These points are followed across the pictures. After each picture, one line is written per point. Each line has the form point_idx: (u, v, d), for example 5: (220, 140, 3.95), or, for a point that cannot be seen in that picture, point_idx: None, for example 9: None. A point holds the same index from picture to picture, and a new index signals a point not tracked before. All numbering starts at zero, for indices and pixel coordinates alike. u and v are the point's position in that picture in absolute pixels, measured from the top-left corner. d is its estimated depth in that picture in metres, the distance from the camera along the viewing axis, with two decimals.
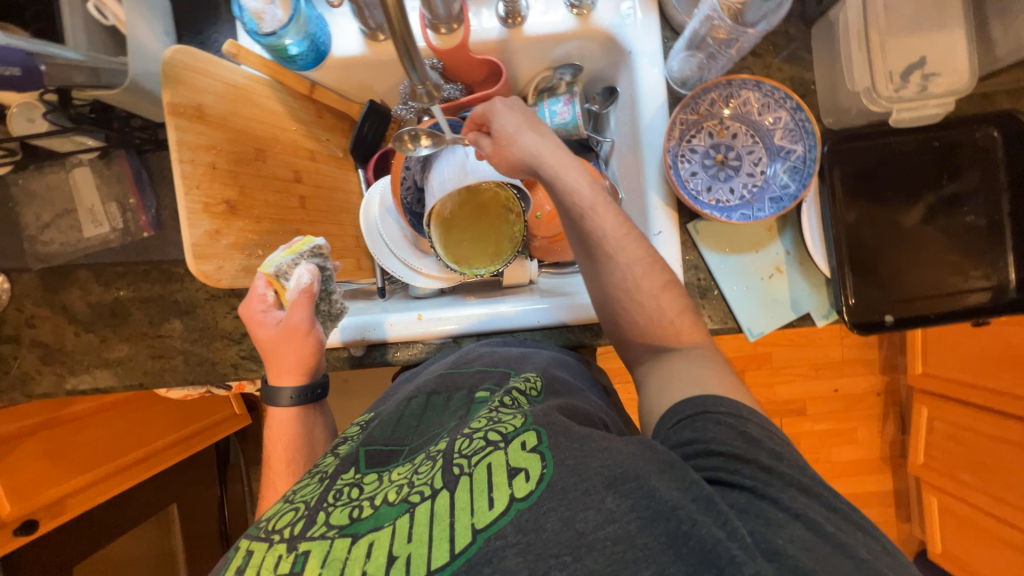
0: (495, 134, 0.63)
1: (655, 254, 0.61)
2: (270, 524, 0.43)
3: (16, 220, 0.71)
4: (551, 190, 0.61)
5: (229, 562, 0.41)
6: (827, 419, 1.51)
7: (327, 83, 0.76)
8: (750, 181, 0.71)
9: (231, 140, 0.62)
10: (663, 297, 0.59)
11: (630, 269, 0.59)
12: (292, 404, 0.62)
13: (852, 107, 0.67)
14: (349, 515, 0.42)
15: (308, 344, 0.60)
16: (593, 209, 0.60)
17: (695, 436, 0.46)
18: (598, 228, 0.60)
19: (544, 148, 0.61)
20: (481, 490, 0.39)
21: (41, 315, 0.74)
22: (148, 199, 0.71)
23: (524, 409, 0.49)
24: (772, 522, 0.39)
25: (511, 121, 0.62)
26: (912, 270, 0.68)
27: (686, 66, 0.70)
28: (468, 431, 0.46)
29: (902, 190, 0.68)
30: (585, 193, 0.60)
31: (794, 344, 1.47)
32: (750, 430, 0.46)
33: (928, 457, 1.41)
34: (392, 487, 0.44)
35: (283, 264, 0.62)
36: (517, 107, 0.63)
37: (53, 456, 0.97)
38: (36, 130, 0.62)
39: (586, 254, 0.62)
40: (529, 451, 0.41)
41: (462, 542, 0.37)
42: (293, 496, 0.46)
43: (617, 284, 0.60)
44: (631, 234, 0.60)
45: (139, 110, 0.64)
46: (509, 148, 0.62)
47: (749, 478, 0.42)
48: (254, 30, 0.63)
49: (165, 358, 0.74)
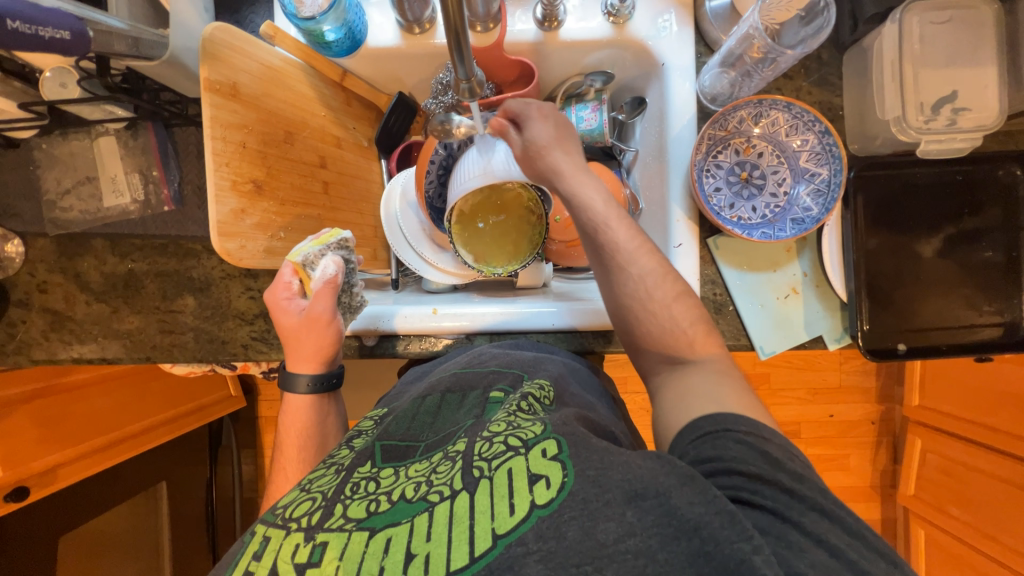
0: (524, 141, 0.66)
1: (668, 266, 0.61)
2: (286, 511, 0.43)
3: (37, 184, 0.71)
4: (568, 204, 0.64)
5: (245, 547, 0.41)
6: (821, 444, 1.51)
7: (359, 72, 0.77)
8: (773, 202, 0.72)
9: (263, 120, 0.62)
10: (676, 307, 0.58)
11: (641, 279, 0.59)
12: (309, 392, 0.63)
13: (879, 135, 0.69)
14: (366, 509, 0.42)
15: (328, 335, 0.62)
16: (607, 221, 0.61)
17: (714, 453, 0.45)
18: (610, 239, 0.60)
19: (567, 162, 0.64)
20: (502, 496, 0.39)
21: (54, 282, 0.73)
22: (171, 173, 0.71)
23: (542, 416, 0.49)
24: (794, 546, 0.38)
25: (539, 132, 0.65)
26: (928, 300, 0.68)
27: (718, 82, 0.71)
28: (488, 434, 0.46)
29: (923, 221, 0.69)
30: (599, 207, 0.61)
31: (794, 366, 1.47)
32: (771, 450, 0.44)
33: (919, 488, 1.42)
34: (409, 483, 0.44)
35: (309, 254, 0.63)
36: (551, 119, 0.66)
37: (47, 425, 0.96)
38: (69, 96, 0.60)
39: (599, 265, 0.62)
40: (551, 458, 0.41)
41: (482, 546, 0.37)
42: (309, 484, 0.46)
43: (629, 294, 0.59)
44: (644, 246, 0.60)
45: (172, 83, 0.64)
46: (533, 160, 0.65)
47: (772, 500, 0.41)
48: (293, 13, 0.62)
49: (175, 334, 0.74)
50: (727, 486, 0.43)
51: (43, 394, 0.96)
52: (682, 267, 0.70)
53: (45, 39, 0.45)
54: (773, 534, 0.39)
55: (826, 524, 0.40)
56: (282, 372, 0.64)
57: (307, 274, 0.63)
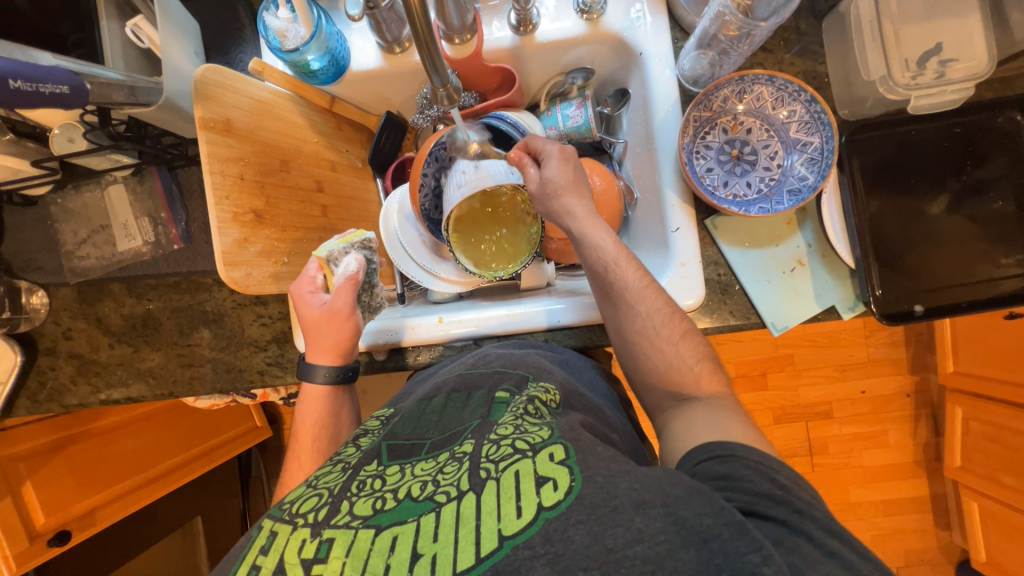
0: (541, 181, 0.65)
1: (675, 306, 0.61)
2: (293, 507, 0.44)
3: (55, 237, 0.75)
4: (579, 243, 0.64)
5: (252, 540, 0.42)
6: (855, 422, 1.46)
7: (347, 96, 0.79)
8: (767, 175, 0.73)
9: (258, 151, 0.64)
10: (682, 345, 0.59)
11: (650, 318, 0.60)
12: (326, 382, 0.66)
13: (868, 97, 0.68)
14: (372, 506, 0.42)
15: (348, 327, 0.65)
16: (617, 263, 0.62)
17: (727, 471, 0.44)
18: (620, 281, 0.61)
19: (580, 207, 0.64)
20: (510, 498, 0.39)
21: (78, 328, 0.76)
22: (178, 213, 0.73)
23: (549, 420, 0.48)
24: (808, 559, 0.38)
25: (557, 173, 0.64)
26: (940, 262, 0.66)
27: (697, 65, 0.71)
28: (495, 437, 0.46)
29: (925, 179, 0.67)
30: (610, 249, 0.62)
31: (816, 344, 1.44)
32: (782, 478, 0.44)
33: (966, 460, 1.36)
34: (415, 481, 0.44)
35: (333, 251, 0.66)
36: (570, 160, 0.65)
37: (83, 470, 1.00)
38: (76, 150, 0.63)
39: (607, 302, 0.63)
40: (558, 463, 0.41)
41: (488, 546, 0.37)
42: (315, 481, 0.47)
43: (637, 331, 0.60)
44: (652, 287, 0.61)
45: (172, 126, 0.67)
46: (548, 199, 0.65)
47: (782, 515, 0.41)
48: (277, 48, 0.65)
49: (194, 367, 0.76)
50: (740, 500, 0.42)
51: (74, 441, 0.99)
52: (682, 250, 0.69)
53: (47, 95, 0.47)
54: (784, 544, 0.39)
55: (833, 538, 0.40)
56: (303, 363, 0.67)
57: (330, 272, 0.66)
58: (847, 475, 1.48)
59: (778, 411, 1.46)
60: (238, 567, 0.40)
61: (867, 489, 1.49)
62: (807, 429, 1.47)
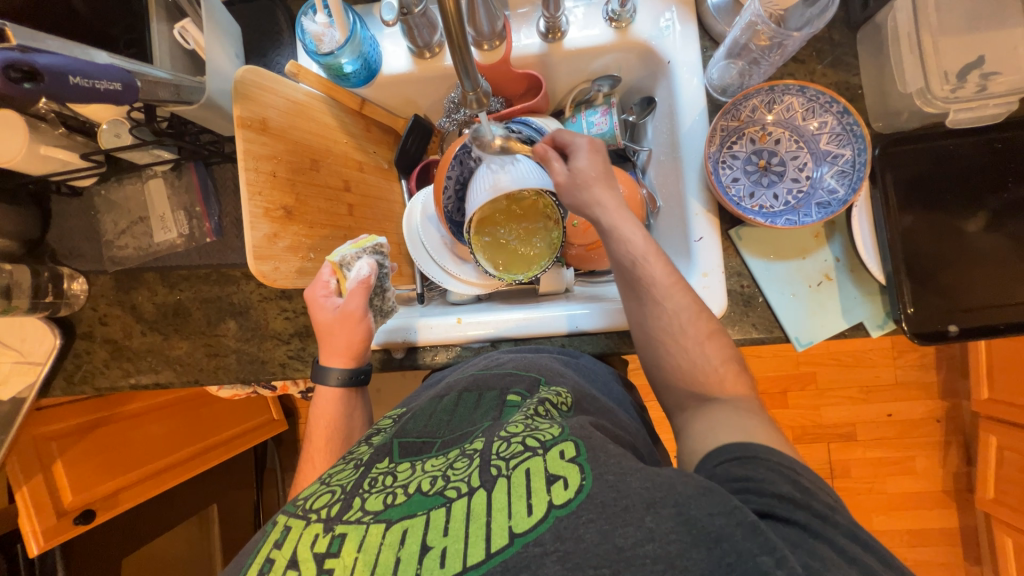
0: (572, 171, 0.66)
1: (702, 304, 0.61)
2: (307, 503, 0.45)
3: (97, 227, 0.79)
4: (605, 235, 0.65)
5: (267, 535, 0.43)
6: (881, 446, 1.41)
7: (377, 100, 0.82)
8: (795, 187, 0.71)
9: (290, 150, 0.66)
10: (709, 344, 0.58)
11: (676, 315, 0.59)
12: (340, 384, 0.67)
13: (904, 110, 0.67)
14: (383, 501, 0.42)
15: (360, 330, 0.67)
16: (645, 258, 0.62)
17: (745, 473, 0.43)
18: (647, 274, 0.61)
19: (609, 199, 0.65)
20: (520, 496, 0.39)
21: (113, 314, 0.80)
22: (212, 208, 0.76)
23: (559, 420, 0.48)
24: (827, 563, 0.37)
25: (585, 163, 0.66)
26: (977, 281, 0.64)
27: (726, 74, 0.71)
28: (505, 435, 0.46)
29: (963, 196, 0.65)
30: (639, 242, 0.63)
31: (840, 363, 1.39)
32: (804, 481, 0.43)
33: (999, 491, 1.29)
34: (425, 477, 0.44)
35: (344, 257, 0.67)
36: (601, 154, 0.67)
37: (107, 452, 1.04)
38: (122, 145, 0.67)
39: (632, 295, 0.63)
40: (568, 460, 0.41)
41: (498, 542, 0.37)
42: (328, 479, 0.48)
43: (662, 328, 0.60)
44: (680, 284, 0.61)
45: (211, 124, 0.70)
46: (578, 189, 0.66)
47: (803, 519, 0.40)
48: (314, 51, 0.68)
49: (219, 357, 0.78)
50: (759, 503, 0.41)
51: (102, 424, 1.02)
52: (705, 260, 0.68)
53: (102, 91, 0.50)
54: (802, 547, 0.38)
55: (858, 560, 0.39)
56: (315, 367, 0.68)
57: (342, 277, 0.68)
58: (870, 501, 1.42)
59: (799, 430, 1.42)
60: (255, 560, 0.41)
61: (892, 517, 1.42)
62: (829, 450, 1.42)
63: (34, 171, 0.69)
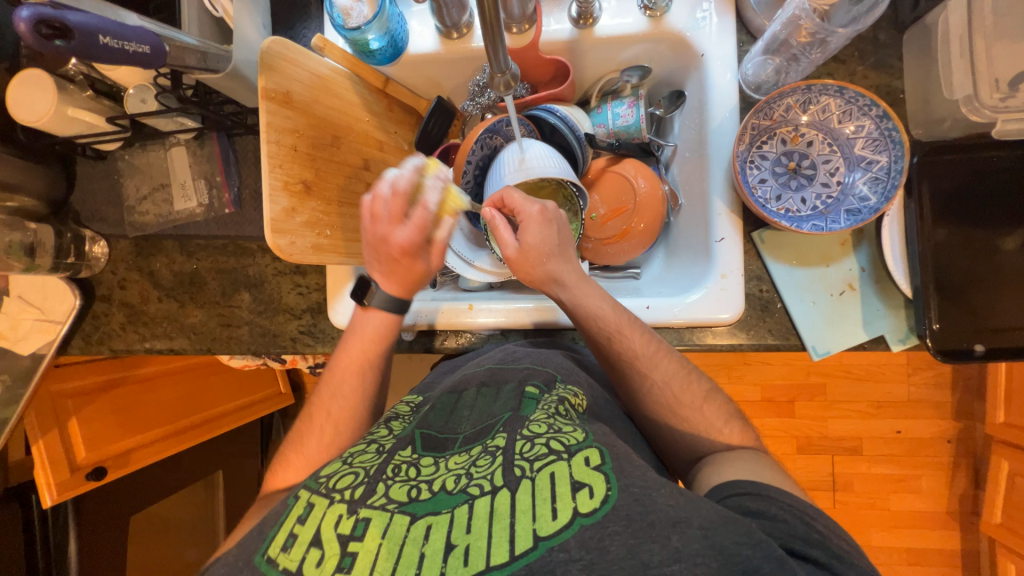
0: (524, 244, 0.61)
1: (688, 365, 0.60)
2: (330, 481, 0.45)
3: (119, 191, 0.79)
4: (572, 314, 0.62)
5: (290, 509, 0.44)
6: (887, 462, 1.38)
7: (400, 79, 0.81)
8: (825, 192, 0.70)
9: (313, 125, 0.65)
10: (707, 410, 0.57)
11: (667, 386, 0.58)
12: (384, 306, 0.67)
13: (948, 117, 0.64)
14: (407, 493, 0.43)
15: (438, 261, 0.67)
16: (620, 333, 0.60)
17: (760, 507, 0.43)
18: (626, 351, 0.59)
19: (568, 276, 0.62)
20: (545, 499, 0.39)
21: (132, 279, 0.81)
22: (232, 178, 0.76)
23: (580, 423, 0.48)
24: None
25: (533, 239, 0.61)
26: (1009, 300, 0.62)
27: (762, 70, 0.69)
28: (529, 434, 0.45)
29: (1002, 210, 0.63)
30: (609, 319, 0.60)
31: (851, 376, 1.37)
32: (818, 526, 0.43)
33: (1007, 517, 1.26)
34: (449, 474, 0.44)
35: (410, 180, 0.60)
36: (555, 222, 0.63)
37: (122, 413, 1.06)
38: (147, 111, 0.67)
39: (618, 372, 0.61)
40: (593, 468, 0.41)
41: (523, 545, 0.37)
42: (351, 459, 0.48)
43: (657, 404, 0.58)
44: (662, 352, 0.60)
45: (235, 94, 0.70)
46: (533, 266, 0.62)
47: (823, 557, 0.41)
48: (341, 25, 0.67)
49: (232, 327, 0.79)
50: (781, 537, 0.41)
51: (120, 383, 1.06)
52: (724, 261, 0.66)
53: (131, 53, 0.50)
54: None
55: None
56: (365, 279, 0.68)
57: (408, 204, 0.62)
58: (870, 517, 1.41)
59: (804, 441, 1.40)
60: (278, 533, 0.42)
61: (892, 534, 1.41)
62: (833, 463, 1.40)
63: (62, 133, 0.70)
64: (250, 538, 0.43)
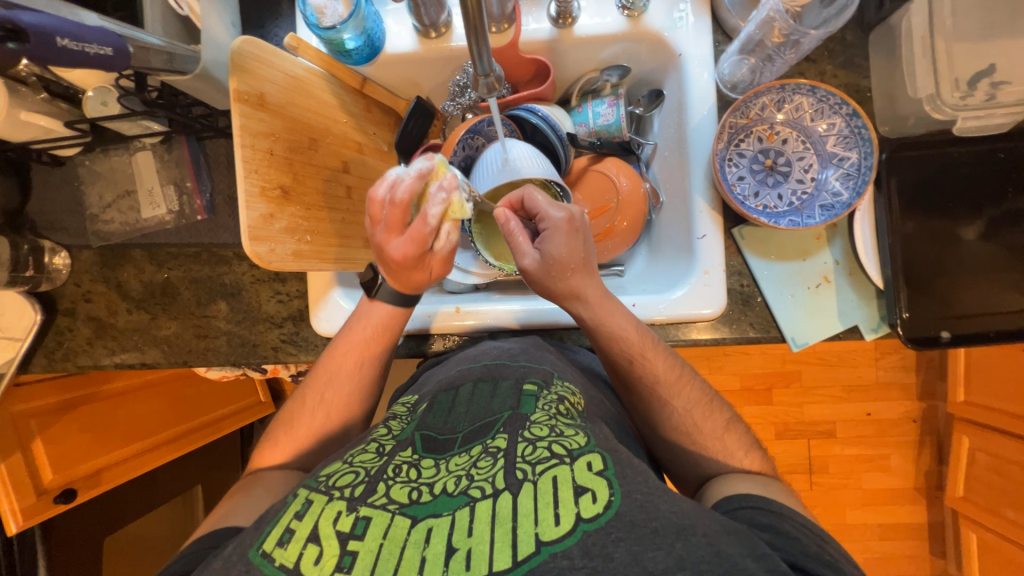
0: (548, 256, 0.59)
1: (708, 394, 0.61)
2: (329, 480, 0.45)
3: (81, 199, 0.75)
4: (593, 331, 0.62)
5: (286, 507, 0.43)
6: (859, 443, 1.45)
7: (379, 79, 0.79)
8: (800, 188, 0.71)
9: (289, 128, 0.63)
10: (719, 429, 0.58)
11: (687, 411, 0.60)
12: (389, 299, 0.66)
13: (911, 115, 0.67)
14: (409, 495, 0.42)
15: (439, 268, 0.66)
16: (643, 355, 0.61)
17: (770, 522, 0.46)
18: (649, 374, 0.60)
19: (592, 293, 0.61)
20: (547, 503, 0.39)
21: (98, 291, 0.77)
22: (204, 183, 0.74)
23: (581, 425, 0.48)
24: None
25: (559, 249, 0.59)
26: (972, 288, 0.65)
27: (738, 69, 0.70)
28: (530, 436, 0.45)
29: (963, 203, 0.66)
30: (634, 340, 0.61)
31: (823, 363, 1.43)
32: (814, 537, 0.45)
33: (969, 490, 1.34)
34: (450, 477, 0.44)
35: (411, 187, 0.57)
36: (582, 232, 0.60)
37: (93, 430, 1.01)
38: (109, 113, 0.64)
39: (632, 391, 0.63)
40: (595, 473, 0.41)
41: (525, 550, 0.37)
42: (350, 458, 0.48)
43: (668, 422, 0.60)
44: (684, 378, 0.61)
45: (204, 96, 0.67)
46: (555, 279, 0.60)
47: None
48: (314, 24, 0.65)
49: (209, 338, 0.76)
50: (787, 552, 0.43)
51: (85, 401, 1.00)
52: (706, 258, 0.68)
53: (93, 55, 0.47)
54: None
55: None
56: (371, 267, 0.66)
57: (409, 213, 0.59)
58: (845, 496, 1.47)
59: (781, 427, 1.45)
60: (274, 529, 0.41)
61: (865, 511, 1.47)
62: (810, 446, 1.45)
63: (14, 137, 0.65)
64: (245, 537, 0.42)
